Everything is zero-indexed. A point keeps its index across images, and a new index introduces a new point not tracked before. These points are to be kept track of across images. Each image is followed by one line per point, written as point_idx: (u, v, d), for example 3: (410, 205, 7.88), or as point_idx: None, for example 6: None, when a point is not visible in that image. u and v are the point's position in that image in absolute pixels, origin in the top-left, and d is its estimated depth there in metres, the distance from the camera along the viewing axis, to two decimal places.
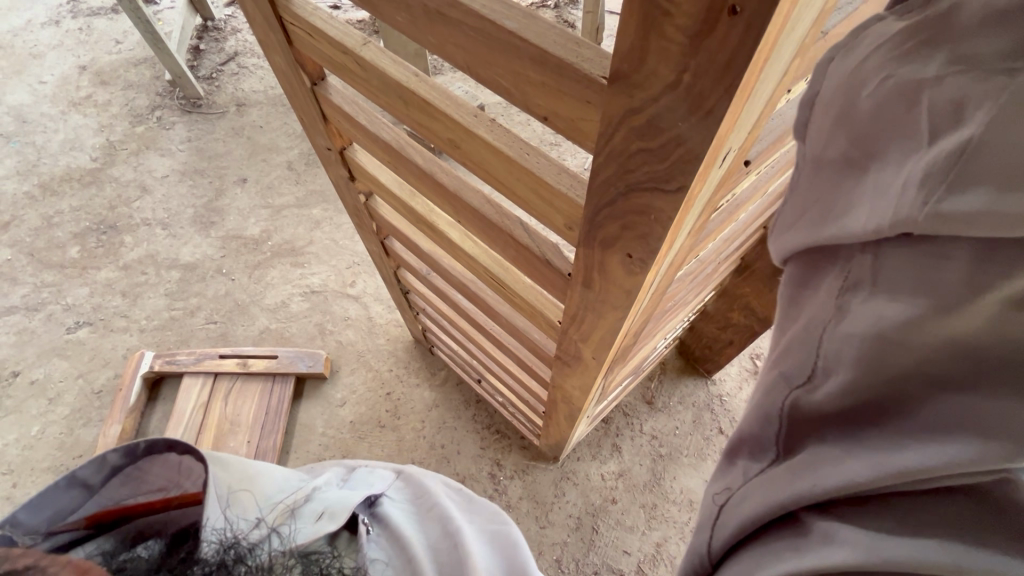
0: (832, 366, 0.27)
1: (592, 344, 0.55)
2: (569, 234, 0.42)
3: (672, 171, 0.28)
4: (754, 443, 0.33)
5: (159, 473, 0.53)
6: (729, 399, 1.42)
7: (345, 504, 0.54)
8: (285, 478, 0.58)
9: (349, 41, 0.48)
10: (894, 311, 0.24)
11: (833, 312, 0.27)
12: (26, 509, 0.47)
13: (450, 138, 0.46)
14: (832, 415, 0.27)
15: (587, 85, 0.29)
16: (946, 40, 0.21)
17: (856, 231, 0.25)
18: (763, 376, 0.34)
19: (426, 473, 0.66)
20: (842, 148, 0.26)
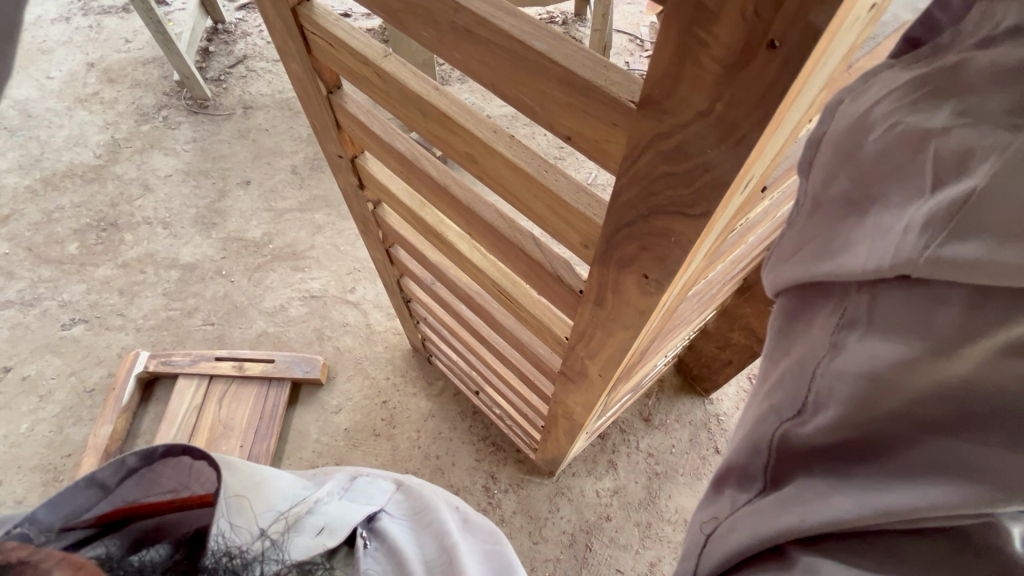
0: (822, 403, 0.27)
1: (599, 362, 0.55)
2: (584, 253, 0.43)
3: (697, 197, 0.28)
4: (743, 472, 0.32)
5: (171, 476, 0.52)
6: (726, 419, 1.42)
7: (345, 520, 0.54)
8: (290, 483, 0.56)
9: (370, 52, 0.49)
10: (888, 350, 0.24)
11: (826, 348, 0.27)
12: (44, 506, 0.46)
13: (467, 152, 0.46)
14: (821, 449, 0.27)
15: (615, 107, 0.29)
16: (955, 94, 0.22)
17: (854, 269, 0.26)
18: (753, 406, 0.34)
19: (429, 485, 0.64)
20: (845, 186, 0.27)
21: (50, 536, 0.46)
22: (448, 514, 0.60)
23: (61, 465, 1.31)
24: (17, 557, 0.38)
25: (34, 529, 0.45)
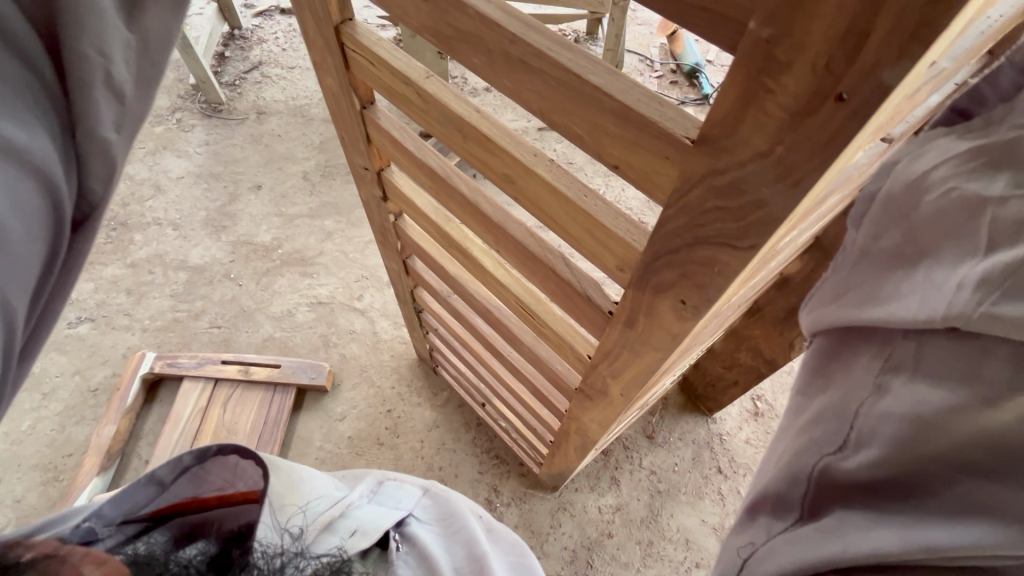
0: (865, 440, 0.27)
1: (621, 382, 0.56)
2: (619, 276, 0.44)
3: (746, 231, 0.30)
4: (779, 501, 0.32)
5: (218, 474, 0.51)
6: (729, 439, 1.43)
7: (377, 523, 0.53)
8: (323, 484, 0.56)
9: (413, 73, 0.50)
10: (930, 393, 0.25)
11: (870, 390, 0.28)
12: (109, 502, 0.46)
13: (505, 173, 0.47)
14: (860, 486, 0.27)
15: (668, 142, 0.30)
16: (1009, 167, 0.25)
17: (904, 316, 0.27)
18: (787, 439, 0.34)
19: (458, 495, 0.63)
20: (897, 239, 0.29)
21: (110, 531, 0.46)
22: (476, 524, 0.60)
23: (63, 465, 1.30)
24: (46, 551, 0.39)
25: (96, 524, 0.45)
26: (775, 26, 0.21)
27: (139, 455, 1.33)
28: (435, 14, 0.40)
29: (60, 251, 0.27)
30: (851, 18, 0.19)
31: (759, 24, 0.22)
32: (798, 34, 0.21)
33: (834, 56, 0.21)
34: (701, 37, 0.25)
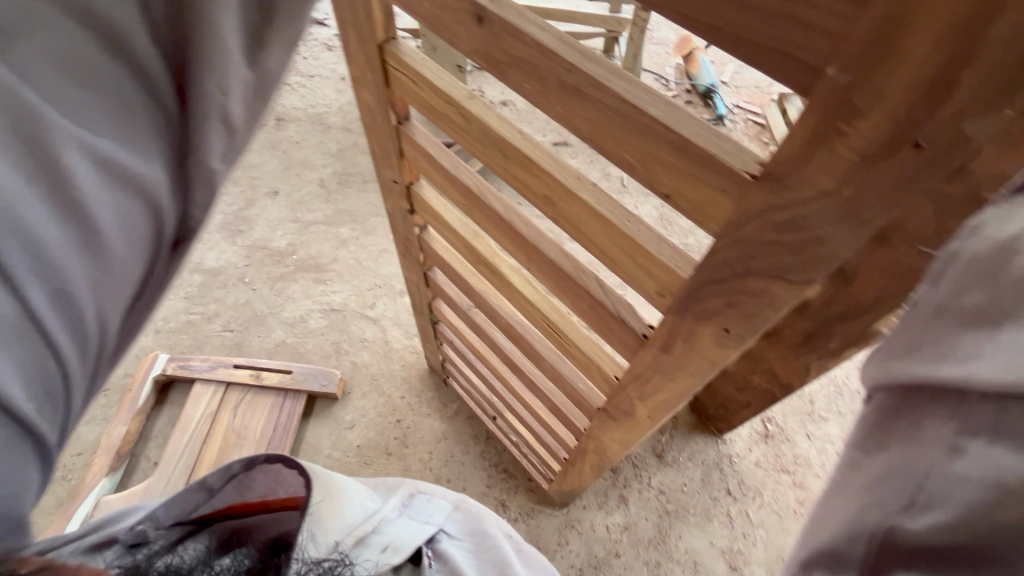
0: (935, 502, 0.23)
1: (649, 404, 0.56)
2: (659, 300, 0.44)
3: (803, 265, 0.30)
4: (833, 558, 0.27)
5: (261, 481, 0.51)
6: (738, 460, 1.42)
7: (405, 542, 0.54)
8: (362, 495, 0.55)
9: (457, 93, 0.51)
10: (1022, 466, 0.20)
11: (942, 451, 0.23)
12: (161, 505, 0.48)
13: (546, 195, 0.48)
14: (934, 553, 0.23)
15: (727, 175, 0.31)
16: None
17: (984, 381, 0.21)
18: (835, 494, 0.29)
19: (489, 513, 0.63)
20: (981, 300, 0.22)
21: (161, 533, 0.49)
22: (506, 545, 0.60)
23: (72, 465, 1.30)
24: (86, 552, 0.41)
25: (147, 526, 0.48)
26: (855, 73, 0.22)
27: (147, 457, 1.34)
28: (487, 40, 0.41)
29: (152, 269, 0.32)
30: (936, 71, 0.20)
31: (837, 70, 0.22)
32: (878, 83, 0.22)
33: (915, 104, 0.21)
34: (772, 78, 0.26)
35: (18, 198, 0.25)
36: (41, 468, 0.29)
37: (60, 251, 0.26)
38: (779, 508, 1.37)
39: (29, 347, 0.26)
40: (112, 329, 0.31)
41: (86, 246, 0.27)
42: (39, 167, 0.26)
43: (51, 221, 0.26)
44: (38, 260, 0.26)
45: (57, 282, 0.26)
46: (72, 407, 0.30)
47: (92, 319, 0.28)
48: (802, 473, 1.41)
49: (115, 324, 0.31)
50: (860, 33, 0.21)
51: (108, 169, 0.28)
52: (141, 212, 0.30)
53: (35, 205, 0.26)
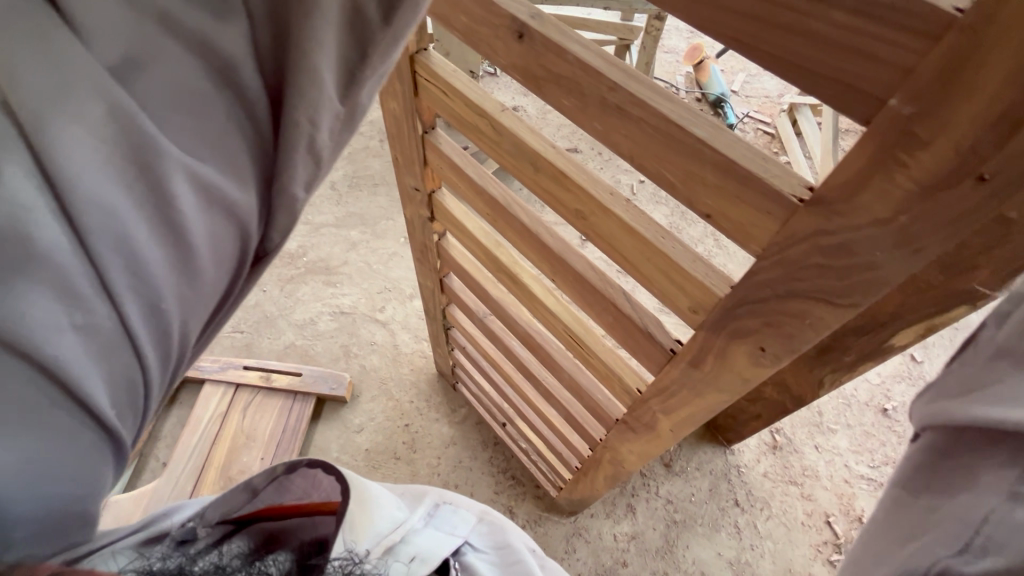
0: (995, 547, 0.22)
1: (673, 419, 0.56)
2: (691, 317, 0.44)
3: (850, 289, 0.30)
4: None
5: (299, 485, 0.53)
6: (746, 471, 1.41)
7: (434, 551, 0.51)
8: (391, 507, 0.53)
9: (488, 105, 0.51)
10: None
11: (1006, 498, 0.23)
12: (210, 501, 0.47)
13: (578, 209, 0.48)
14: None
15: (773, 199, 0.31)
16: None
17: None
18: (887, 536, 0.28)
19: (511, 527, 0.64)
20: None
21: (207, 531, 0.47)
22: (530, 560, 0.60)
23: None
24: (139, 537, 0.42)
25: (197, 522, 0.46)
26: (919, 105, 0.22)
27: (156, 457, 1.33)
28: (527, 56, 0.41)
29: (237, 284, 0.30)
30: (1007, 105, 0.20)
31: (900, 102, 0.23)
32: (942, 116, 0.22)
33: (981, 139, 0.21)
34: (829, 106, 0.26)
35: (118, 208, 0.23)
36: (112, 469, 0.28)
37: (158, 268, 0.25)
38: (787, 520, 1.36)
39: (116, 361, 0.25)
40: (193, 341, 0.29)
41: (178, 260, 0.25)
42: (142, 172, 0.24)
43: (152, 236, 0.24)
44: (135, 275, 0.24)
45: (147, 294, 0.25)
46: (146, 414, 0.28)
47: (177, 332, 0.27)
48: (810, 485, 1.41)
49: (196, 336, 0.29)
50: (929, 65, 0.21)
51: (209, 181, 0.26)
52: (236, 227, 0.28)
53: (134, 214, 0.24)
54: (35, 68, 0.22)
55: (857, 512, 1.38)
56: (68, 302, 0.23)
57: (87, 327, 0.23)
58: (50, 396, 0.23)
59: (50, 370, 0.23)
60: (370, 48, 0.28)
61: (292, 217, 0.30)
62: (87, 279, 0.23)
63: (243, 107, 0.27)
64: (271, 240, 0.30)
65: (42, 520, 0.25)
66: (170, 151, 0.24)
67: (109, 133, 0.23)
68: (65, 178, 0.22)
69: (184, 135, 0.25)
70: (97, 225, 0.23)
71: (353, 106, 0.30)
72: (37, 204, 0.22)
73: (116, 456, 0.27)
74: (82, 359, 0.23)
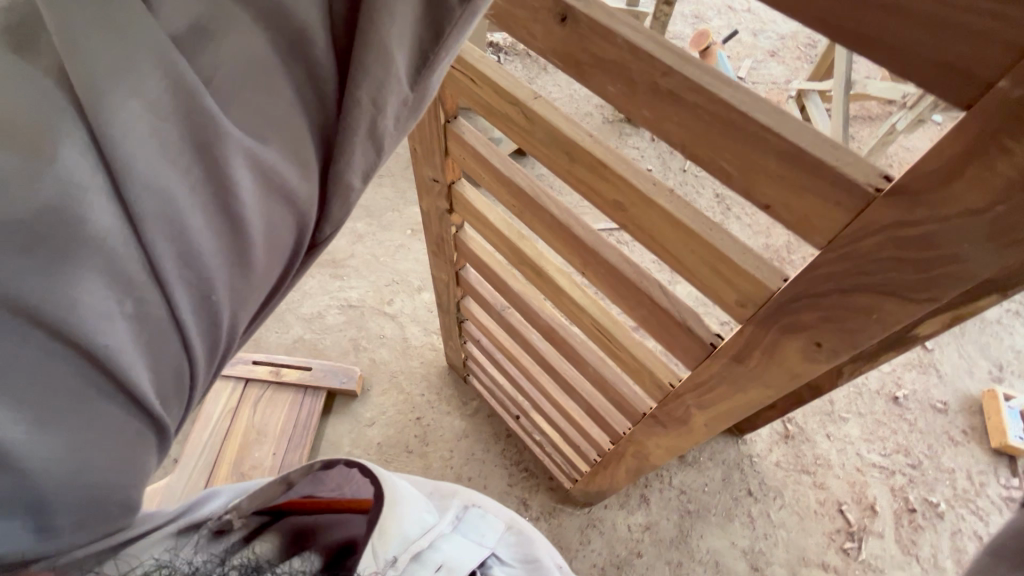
0: None
1: (709, 413, 0.55)
2: (738, 311, 0.43)
3: (925, 284, 0.29)
4: None
5: (332, 480, 0.50)
6: (759, 461, 1.41)
7: (462, 561, 0.50)
8: (423, 506, 0.51)
9: (520, 93, 0.49)
10: None
11: None
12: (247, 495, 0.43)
13: (617, 200, 0.46)
14: None
15: (843, 188, 0.29)
16: None
17: None
18: None
19: (539, 535, 0.63)
20: None
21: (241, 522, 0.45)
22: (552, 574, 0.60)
23: None
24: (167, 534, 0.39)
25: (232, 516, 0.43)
26: None
27: (167, 453, 1.32)
28: (569, 41, 0.39)
29: (289, 275, 0.30)
30: None
31: (1009, 85, 0.21)
32: None
33: None
34: (923, 89, 0.25)
35: (173, 192, 0.23)
36: (153, 461, 0.28)
37: (210, 258, 0.25)
38: (799, 509, 1.36)
39: (161, 353, 0.25)
40: (240, 333, 0.29)
41: (231, 250, 0.25)
42: (201, 156, 0.23)
43: (206, 223, 0.24)
44: (187, 264, 0.24)
45: (199, 286, 0.25)
46: (190, 402, 0.29)
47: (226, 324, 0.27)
48: (822, 473, 1.41)
49: (243, 328, 0.29)
50: None
51: (267, 167, 0.25)
52: (293, 215, 0.27)
53: (190, 202, 0.23)
54: (101, 44, 0.22)
55: (869, 500, 1.39)
56: (119, 289, 0.23)
57: (137, 315, 0.23)
58: (98, 385, 0.23)
59: (98, 358, 0.23)
60: (446, 32, 0.28)
61: (347, 207, 0.29)
62: (137, 267, 0.23)
63: (312, 85, 0.26)
64: (325, 231, 0.30)
65: (89, 511, 0.25)
66: (228, 136, 0.24)
67: (169, 115, 0.23)
68: (122, 159, 0.22)
69: (247, 113, 0.24)
70: (150, 211, 0.22)
71: (421, 93, 0.29)
72: (93, 182, 0.21)
73: (159, 443, 0.27)
74: (131, 353, 0.23)
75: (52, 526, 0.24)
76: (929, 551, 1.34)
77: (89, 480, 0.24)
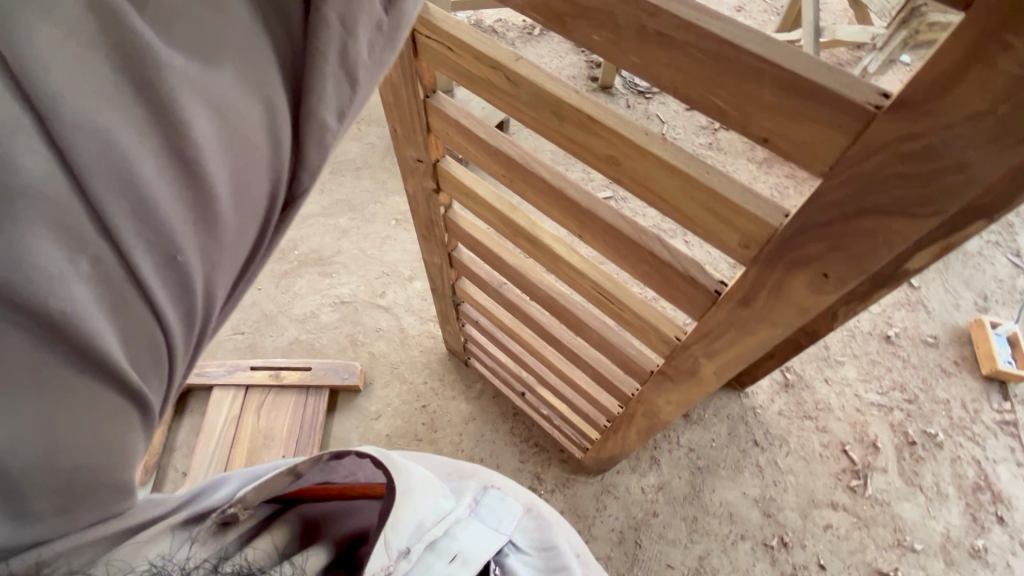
0: None
1: (717, 361, 0.56)
2: (741, 253, 0.43)
3: (931, 197, 0.29)
4: None
5: (347, 467, 0.47)
6: (762, 412, 1.44)
7: (476, 553, 0.52)
8: (436, 492, 0.52)
9: (501, 55, 0.48)
10: None
11: None
12: (253, 490, 0.41)
13: (609, 155, 0.46)
14: None
15: (844, 110, 0.29)
16: None
17: None
18: None
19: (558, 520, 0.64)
20: None
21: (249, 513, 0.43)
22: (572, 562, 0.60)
23: None
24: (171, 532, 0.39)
25: (237, 508, 0.41)
26: None
27: (175, 467, 1.32)
28: None
29: (266, 235, 0.31)
30: None
31: None
32: None
33: None
34: None
35: (120, 144, 0.24)
36: (140, 435, 0.30)
37: (172, 215, 0.26)
38: (805, 453, 1.40)
39: (131, 316, 0.26)
40: (219, 300, 0.30)
41: (190, 204, 0.26)
42: (153, 115, 0.25)
43: (159, 176, 0.25)
44: (145, 223, 0.25)
45: (161, 246, 0.26)
46: (171, 381, 0.31)
47: (198, 285, 0.28)
48: (823, 417, 1.44)
49: (222, 295, 0.30)
50: None
51: (222, 119, 0.26)
52: (259, 167, 0.28)
53: (140, 153, 0.24)
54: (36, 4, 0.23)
55: (871, 437, 1.43)
56: (73, 248, 0.24)
57: (94, 273, 0.25)
58: (57, 354, 0.25)
59: (60, 323, 0.24)
60: None
61: (323, 150, 0.31)
62: (93, 228, 0.24)
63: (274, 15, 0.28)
64: (300, 183, 0.31)
65: (69, 481, 0.28)
66: (179, 91, 0.25)
67: (112, 76, 0.24)
68: (61, 115, 0.23)
69: (189, 51, 0.26)
70: (103, 170, 0.24)
71: (393, 22, 0.32)
72: (37, 143, 0.23)
73: (142, 420, 0.30)
74: (94, 313, 0.25)
75: (29, 509, 0.27)
76: (931, 480, 1.39)
77: (58, 455, 0.26)
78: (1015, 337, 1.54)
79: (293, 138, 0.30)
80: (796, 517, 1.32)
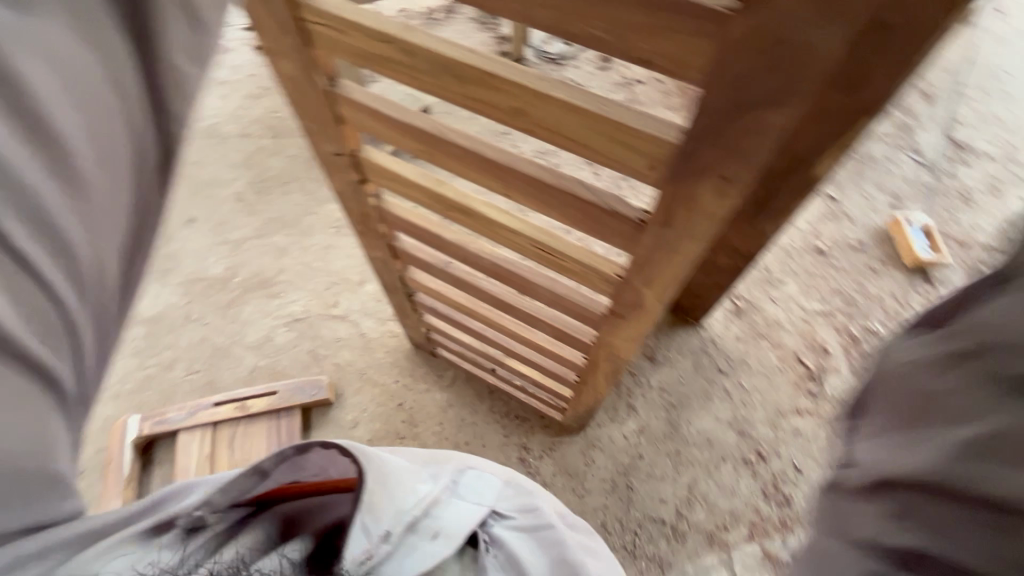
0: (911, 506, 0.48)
1: (656, 288, 0.59)
2: (652, 176, 0.45)
3: (790, 82, 0.32)
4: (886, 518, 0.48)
5: (314, 462, 0.58)
6: (720, 340, 1.52)
7: (457, 530, 0.59)
8: (410, 480, 0.58)
9: (391, 28, 0.48)
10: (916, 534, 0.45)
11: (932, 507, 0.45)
12: (217, 493, 0.53)
13: (514, 107, 0.47)
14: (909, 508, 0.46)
15: (703, 15, 0.32)
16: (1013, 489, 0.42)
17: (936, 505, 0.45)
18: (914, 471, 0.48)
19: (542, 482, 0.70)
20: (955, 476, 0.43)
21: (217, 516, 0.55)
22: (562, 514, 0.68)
23: None
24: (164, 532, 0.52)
25: (204, 510, 0.53)
26: None
27: None
28: None
29: (136, 218, 0.35)
30: None
31: None
32: None
33: None
34: None
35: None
36: (61, 417, 0.35)
37: (41, 202, 0.30)
38: (765, 370, 1.48)
39: (30, 302, 0.31)
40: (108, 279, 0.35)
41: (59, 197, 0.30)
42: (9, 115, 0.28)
43: (27, 175, 0.29)
44: (26, 223, 0.30)
45: (42, 239, 0.30)
46: (82, 360, 0.36)
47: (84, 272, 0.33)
48: (775, 334, 1.53)
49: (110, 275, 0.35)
50: None
51: (79, 116, 0.30)
52: (116, 149, 0.32)
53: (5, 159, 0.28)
54: None
55: (819, 343, 1.53)
56: None
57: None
58: None
59: None
60: None
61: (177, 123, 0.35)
62: None
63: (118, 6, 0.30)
64: (156, 157, 0.35)
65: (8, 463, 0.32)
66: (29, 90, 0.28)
67: None
68: None
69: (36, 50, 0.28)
70: None
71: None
72: None
73: (59, 400, 0.35)
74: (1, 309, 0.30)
75: None
76: None
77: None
78: (928, 227, 1.67)
79: (145, 123, 0.34)
80: (768, 429, 1.41)
